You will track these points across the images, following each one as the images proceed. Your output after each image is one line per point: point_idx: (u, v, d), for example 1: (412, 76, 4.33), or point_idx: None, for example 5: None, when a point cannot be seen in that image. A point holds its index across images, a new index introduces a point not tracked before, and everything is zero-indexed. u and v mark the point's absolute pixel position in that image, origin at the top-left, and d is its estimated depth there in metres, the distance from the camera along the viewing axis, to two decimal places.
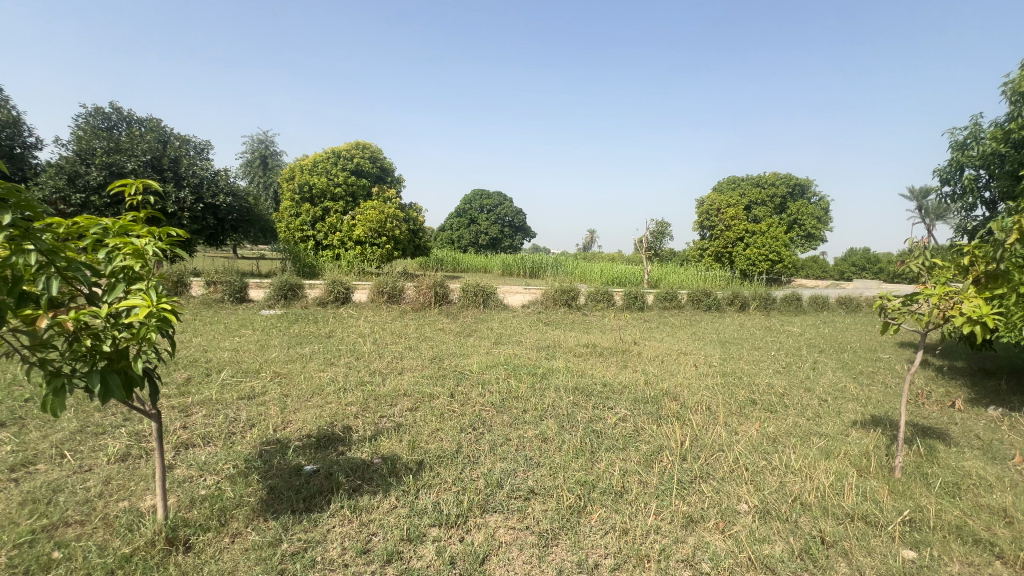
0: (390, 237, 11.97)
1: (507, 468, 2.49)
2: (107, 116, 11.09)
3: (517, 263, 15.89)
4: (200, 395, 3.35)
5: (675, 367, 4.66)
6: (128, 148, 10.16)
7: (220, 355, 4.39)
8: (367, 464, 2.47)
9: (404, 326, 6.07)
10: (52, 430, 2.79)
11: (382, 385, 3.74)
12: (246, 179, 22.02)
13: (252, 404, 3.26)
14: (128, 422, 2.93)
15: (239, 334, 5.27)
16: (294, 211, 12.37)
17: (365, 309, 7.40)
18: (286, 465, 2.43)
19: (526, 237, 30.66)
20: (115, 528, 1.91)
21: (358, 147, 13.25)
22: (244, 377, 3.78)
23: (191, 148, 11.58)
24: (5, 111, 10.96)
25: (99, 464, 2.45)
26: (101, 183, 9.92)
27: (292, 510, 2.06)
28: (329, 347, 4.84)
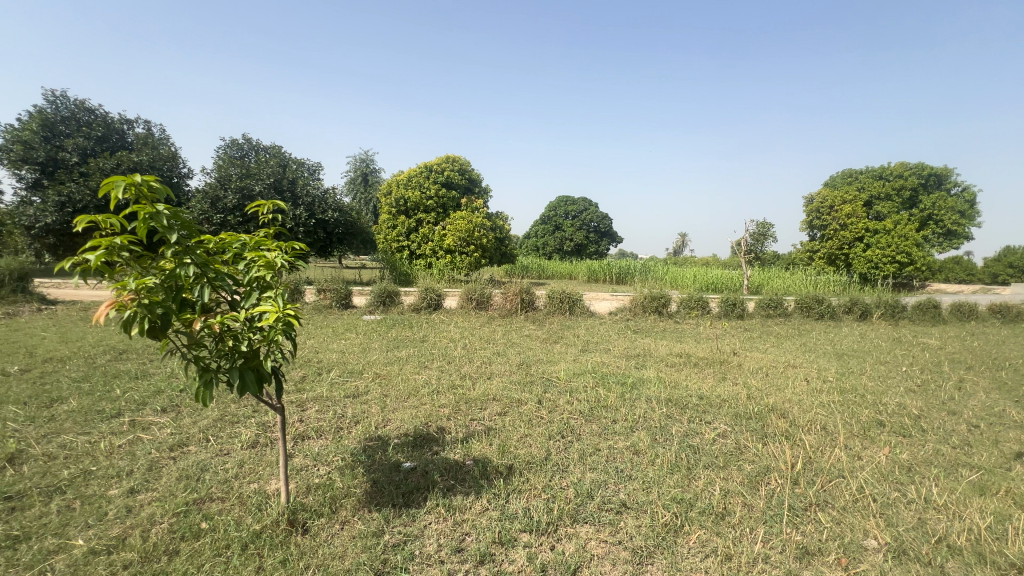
0: (478, 245, 12.35)
1: (597, 479, 2.44)
2: (240, 146, 12.85)
3: (603, 269, 15.58)
4: (313, 392, 3.71)
5: (782, 381, 4.25)
6: (256, 173, 11.67)
7: (329, 356, 4.83)
8: (460, 465, 2.56)
9: (492, 332, 6.22)
10: (199, 417, 3.27)
11: (472, 389, 3.86)
12: (349, 195, 24.14)
13: (356, 402, 3.54)
14: (257, 413, 3.32)
15: (345, 337, 5.77)
16: (391, 223, 13.32)
17: (455, 315, 7.71)
18: (386, 461, 2.60)
19: (613, 242, 30.00)
20: (248, 507, 2.18)
21: (448, 161, 13.98)
22: (350, 377, 4.13)
23: (306, 170, 13.00)
24: (167, 149, 13.15)
25: (235, 448, 2.82)
26: (235, 205, 11.46)
27: (392, 504, 2.20)
28: (424, 351, 5.12)
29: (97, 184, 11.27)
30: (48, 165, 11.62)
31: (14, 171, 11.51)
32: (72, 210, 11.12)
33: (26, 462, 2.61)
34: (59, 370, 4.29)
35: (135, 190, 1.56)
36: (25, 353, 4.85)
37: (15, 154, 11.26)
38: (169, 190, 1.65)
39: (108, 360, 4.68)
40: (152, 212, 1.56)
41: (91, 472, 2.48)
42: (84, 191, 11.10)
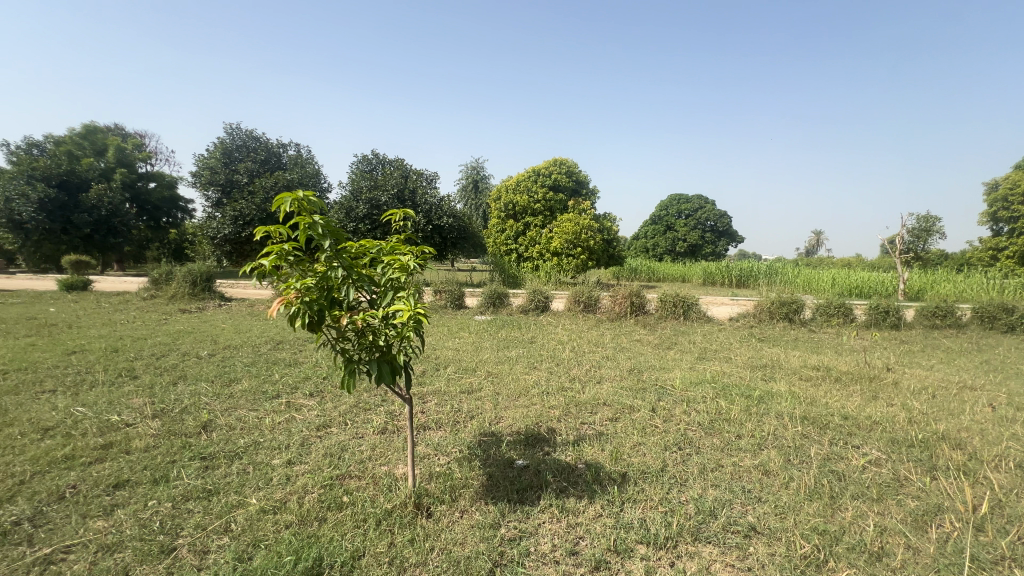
0: (585, 247, 12.20)
1: (721, 497, 2.26)
2: (370, 161, 14.30)
3: (721, 271, 14.46)
4: (433, 386, 3.99)
5: (955, 405, 3.55)
6: (383, 185, 12.89)
7: (446, 353, 5.15)
8: (572, 468, 2.56)
9: (601, 335, 6.12)
10: (339, 402, 3.70)
11: (582, 392, 3.84)
12: (461, 202, 25.56)
13: (471, 398, 3.72)
14: (385, 402, 3.66)
15: (459, 336, 6.11)
16: (500, 227, 13.81)
17: (563, 317, 7.74)
18: (501, 457, 2.69)
19: (732, 242, 27.73)
20: (380, 487, 2.41)
21: (555, 165, 14.13)
22: (465, 374, 4.36)
23: (424, 180, 14.04)
24: (313, 167, 15.14)
25: (368, 432, 3.13)
26: (365, 214, 12.79)
27: (507, 500, 2.26)
28: (533, 352, 5.21)
29: (261, 201, 13.35)
30: (226, 186, 14.05)
31: (203, 193, 14.12)
32: (243, 223, 13.31)
33: (214, 430, 3.18)
34: (235, 356, 5.17)
35: (298, 204, 1.83)
36: (211, 340, 5.92)
37: (204, 178, 13.84)
38: (322, 203, 1.90)
39: (269, 349, 5.52)
40: (311, 222, 1.81)
41: (260, 443, 2.95)
42: (251, 207, 13.21)
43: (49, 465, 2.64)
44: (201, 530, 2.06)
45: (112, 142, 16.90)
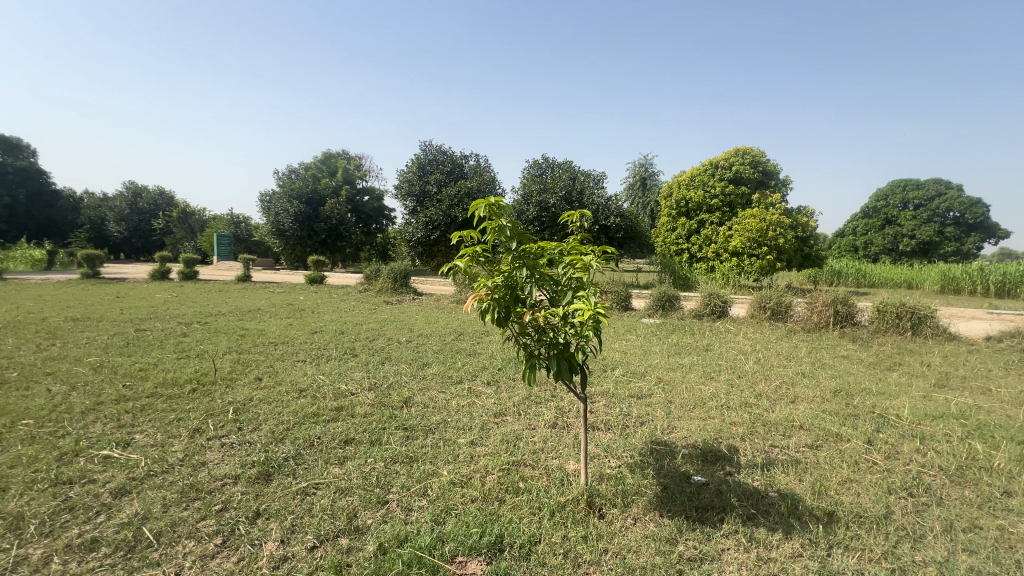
0: (772, 246, 10.75)
1: (979, 567, 1.75)
2: (540, 165, 14.99)
3: (971, 276, 11.21)
4: (601, 387, 3.98)
5: None
6: (552, 187, 13.42)
7: (613, 354, 5.09)
8: (760, 494, 2.28)
9: (794, 348, 5.32)
10: (513, 392, 3.95)
11: (771, 411, 3.39)
12: (628, 201, 24.95)
13: (641, 403, 3.60)
14: (555, 398, 3.79)
15: (627, 339, 5.97)
16: (670, 225, 13.11)
17: (744, 325, 6.95)
18: (676, 470, 2.54)
19: (989, 238, 21.32)
20: (552, 479, 2.49)
21: (737, 154, 12.80)
22: (634, 378, 4.23)
23: (592, 180, 14.12)
24: (490, 175, 16.53)
25: (539, 425, 3.28)
26: (534, 216, 13.46)
27: (685, 516, 2.13)
28: (709, 360, 4.79)
29: (447, 207, 15.08)
30: (420, 196, 16.25)
31: (403, 203, 16.60)
32: (432, 227, 15.26)
33: (413, 405, 3.70)
34: (427, 343, 5.95)
35: (489, 209, 1.99)
36: (408, 328, 6.92)
37: (404, 190, 16.27)
38: (510, 207, 2.04)
39: (452, 339, 6.19)
40: (500, 228, 1.97)
41: (448, 422, 3.33)
42: (439, 214, 15.04)
43: (303, 418, 3.42)
44: (406, 490, 2.41)
45: (341, 165, 21.05)
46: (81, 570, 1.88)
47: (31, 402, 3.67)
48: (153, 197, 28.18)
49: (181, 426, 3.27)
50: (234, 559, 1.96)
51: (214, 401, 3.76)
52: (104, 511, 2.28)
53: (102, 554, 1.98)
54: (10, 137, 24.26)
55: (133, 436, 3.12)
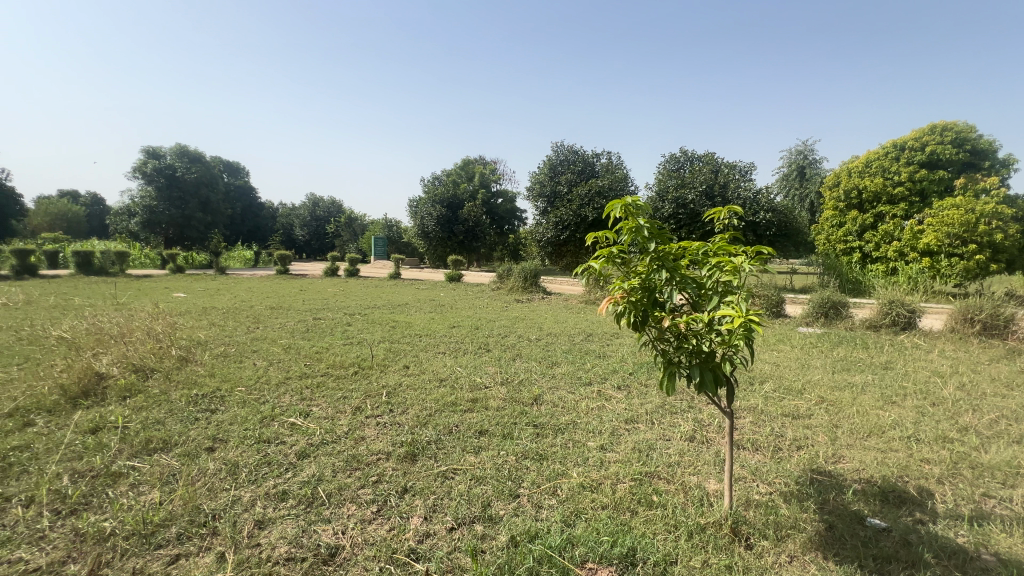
0: (984, 242, 8.42)
1: None
2: (678, 159, 14.13)
3: None
4: (748, 402, 3.59)
5: None
6: (690, 182, 12.56)
7: (762, 366, 4.55)
8: (967, 554, 1.83)
9: (1020, 373, 4.18)
10: (645, 400, 3.77)
11: (983, 451, 2.70)
12: (782, 194, 22.21)
13: (798, 425, 3.15)
14: (693, 410, 3.53)
15: (779, 349, 5.30)
16: (837, 220, 11.43)
17: (941, 340, 5.67)
18: (845, 507, 2.17)
19: None
20: (691, 498, 2.32)
21: (933, 132, 10.60)
22: (788, 395, 3.73)
23: (737, 172, 12.88)
24: (622, 172, 16.05)
25: (675, 437, 3.08)
26: (670, 213, 12.73)
27: (858, 564, 1.81)
28: (890, 381, 4.01)
29: (577, 207, 15.07)
30: (551, 196, 16.50)
31: (535, 204, 17.05)
32: (562, 227, 15.42)
33: (543, 403, 3.77)
34: (556, 342, 6.01)
35: (626, 210, 1.92)
36: (538, 327, 7.06)
37: (537, 191, 16.69)
38: (649, 205, 1.94)
39: (582, 340, 6.17)
40: (637, 228, 1.88)
41: (577, 423, 3.32)
42: (570, 214, 15.10)
43: (444, 406, 3.70)
44: (536, 487, 2.46)
45: (478, 170, 22.36)
46: (275, 516, 2.29)
47: (243, 373, 4.60)
48: (327, 206, 33.29)
49: (347, 403, 3.80)
50: (387, 527, 2.19)
51: (372, 383, 4.29)
52: (292, 469, 2.74)
53: (290, 504, 2.38)
54: (232, 162, 30.91)
55: (312, 408, 3.71)
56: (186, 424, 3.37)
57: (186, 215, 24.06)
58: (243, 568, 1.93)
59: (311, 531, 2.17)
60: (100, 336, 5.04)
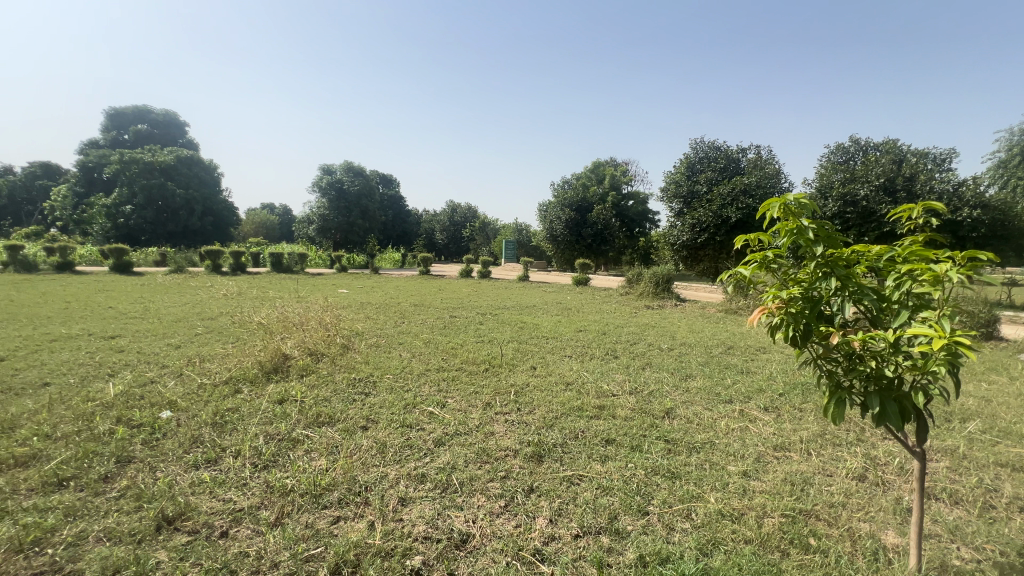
0: None
1: None
2: (846, 150, 12.21)
3: None
4: (943, 443, 2.92)
5: None
6: (863, 175, 10.75)
7: (965, 400, 3.68)
8: None
9: None
10: (799, 426, 3.31)
11: None
12: (994, 185, 17.85)
13: (1021, 479, 2.47)
14: (863, 444, 2.99)
15: (989, 380, 4.24)
16: None
17: None
18: None
19: None
20: (861, 549, 1.96)
21: None
22: (1005, 439, 2.95)
23: (930, 161, 10.68)
24: (774, 167, 14.32)
25: (838, 473, 2.64)
26: (835, 212, 11.04)
27: None
28: None
29: (718, 207, 13.91)
30: (688, 197, 15.49)
31: (669, 205, 16.17)
32: (699, 229, 14.39)
33: (675, 418, 3.54)
34: (690, 353, 5.60)
35: (785, 210, 1.70)
36: (670, 336, 6.67)
37: (671, 192, 15.82)
38: (815, 204, 1.69)
39: (721, 352, 5.66)
40: (801, 230, 1.65)
41: (715, 444, 3.04)
42: (709, 215, 14.00)
43: (570, 410, 3.69)
44: (667, 507, 2.31)
45: (609, 172, 21.91)
46: (415, 496, 2.50)
47: (391, 363, 5.15)
48: (464, 212, 35.75)
49: (478, 398, 4.01)
50: (513, 523, 2.25)
51: (501, 381, 4.47)
52: (430, 454, 2.98)
53: (428, 487, 2.58)
54: (387, 175, 35.00)
55: (447, 400, 3.99)
56: (346, 404, 3.88)
57: (350, 222, 27.90)
58: (390, 539, 2.14)
59: (445, 515, 2.32)
60: (287, 323, 6.08)
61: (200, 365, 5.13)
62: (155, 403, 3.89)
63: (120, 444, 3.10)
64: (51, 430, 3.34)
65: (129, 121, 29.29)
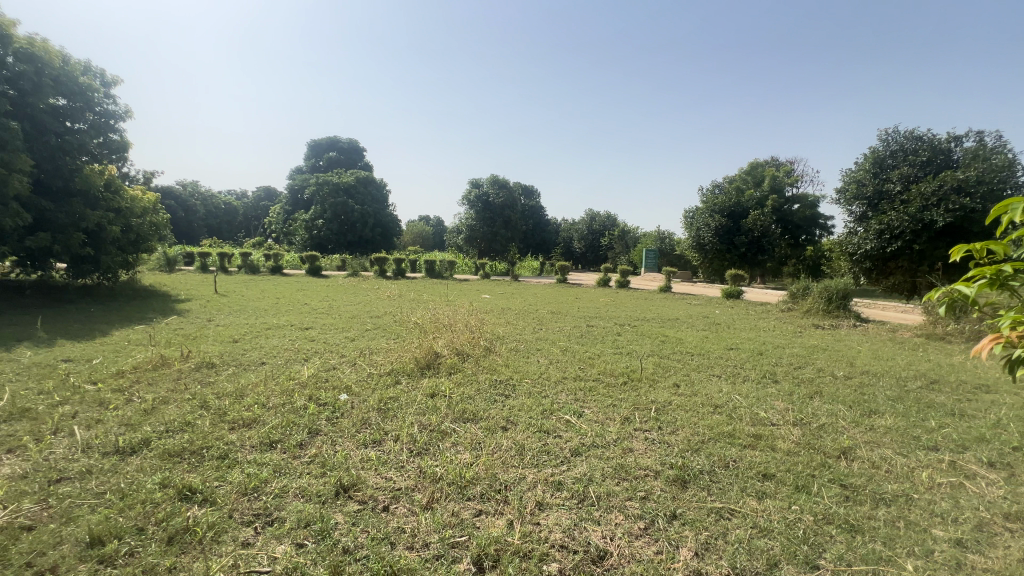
0: None
1: None
2: None
3: None
4: None
5: None
6: None
7: None
8: None
9: None
10: None
11: None
12: None
13: None
14: None
15: None
16: None
17: None
18: None
19: None
20: None
21: None
22: None
23: None
24: (1004, 156, 11.11)
25: None
26: None
27: None
28: None
29: (917, 209, 11.48)
30: (873, 198, 13.09)
31: (848, 209, 13.85)
32: (890, 236, 12.03)
33: (854, 460, 2.98)
34: (875, 385, 4.67)
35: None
36: (846, 362, 5.67)
37: (850, 193, 13.55)
38: None
39: (920, 387, 4.61)
40: None
41: (912, 499, 2.48)
42: (903, 219, 11.64)
43: (718, 436, 3.36)
44: (845, 566, 1.95)
45: (768, 173, 19.61)
46: (552, 502, 2.53)
47: (531, 368, 5.31)
48: (603, 220, 35.35)
49: (617, 412, 3.89)
50: (654, 549, 2.13)
51: (641, 396, 4.28)
52: (566, 463, 2.98)
53: (564, 495, 2.59)
54: (529, 186, 36.45)
55: (584, 410, 3.96)
56: (489, 403, 4.11)
57: (494, 231, 29.69)
58: (527, 540, 2.20)
59: (582, 527, 2.30)
60: (439, 324, 6.69)
61: (369, 357, 5.92)
62: (337, 387, 4.61)
63: (312, 418, 3.74)
64: (266, 400, 4.17)
65: (324, 149, 35.41)
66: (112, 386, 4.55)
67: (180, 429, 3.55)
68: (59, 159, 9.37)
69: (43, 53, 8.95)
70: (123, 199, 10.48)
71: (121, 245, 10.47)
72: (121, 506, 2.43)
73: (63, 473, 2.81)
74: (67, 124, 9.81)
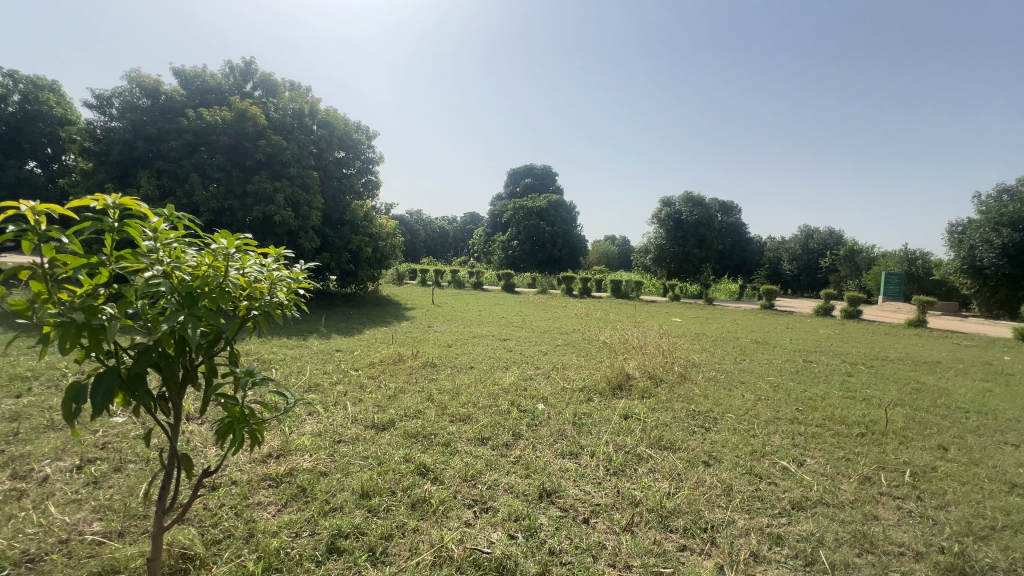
0: None
1: None
2: None
3: None
4: None
5: None
6: None
7: None
8: None
9: None
10: None
11: None
12: None
13: None
14: None
15: None
16: None
17: None
18: None
19: None
20: None
21: None
22: None
23: None
24: None
25: None
26: None
27: None
28: None
29: None
30: None
31: None
32: None
33: None
34: None
35: None
36: None
37: None
38: None
39: None
40: None
41: None
42: None
43: (1021, 527, 2.51)
44: None
45: None
46: (770, 556, 2.25)
47: (734, 402, 4.81)
48: (823, 237, 29.96)
49: (852, 468, 3.23)
50: None
51: (886, 453, 3.47)
52: (787, 516, 2.60)
53: (786, 552, 2.27)
54: (727, 202, 33.38)
55: (806, 458, 3.41)
56: (686, 434, 3.87)
57: (686, 250, 27.97)
58: None
59: None
60: (629, 345, 6.61)
61: (561, 371, 6.20)
62: (534, 396, 4.94)
63: (514, 422, 4.09)
64: (476, 400, 4.73)
65: (520, 176, 38.82)
66: (367, 373, 5.78)
67: (415, 415, 4.28)
68: (339, 197, 12.43)
69: (334, 120, 12.08)
70: (376, 227, 13.26)
71: (371, 263, 13.23)
72: (380, 470, 3.06)
73: (342, 436, 3.68)
74: (345, 170, 12.98)
